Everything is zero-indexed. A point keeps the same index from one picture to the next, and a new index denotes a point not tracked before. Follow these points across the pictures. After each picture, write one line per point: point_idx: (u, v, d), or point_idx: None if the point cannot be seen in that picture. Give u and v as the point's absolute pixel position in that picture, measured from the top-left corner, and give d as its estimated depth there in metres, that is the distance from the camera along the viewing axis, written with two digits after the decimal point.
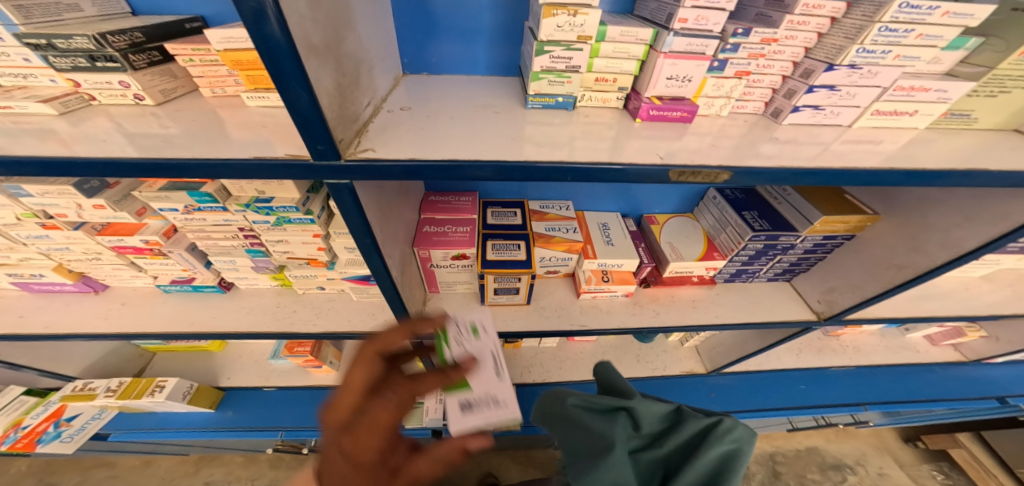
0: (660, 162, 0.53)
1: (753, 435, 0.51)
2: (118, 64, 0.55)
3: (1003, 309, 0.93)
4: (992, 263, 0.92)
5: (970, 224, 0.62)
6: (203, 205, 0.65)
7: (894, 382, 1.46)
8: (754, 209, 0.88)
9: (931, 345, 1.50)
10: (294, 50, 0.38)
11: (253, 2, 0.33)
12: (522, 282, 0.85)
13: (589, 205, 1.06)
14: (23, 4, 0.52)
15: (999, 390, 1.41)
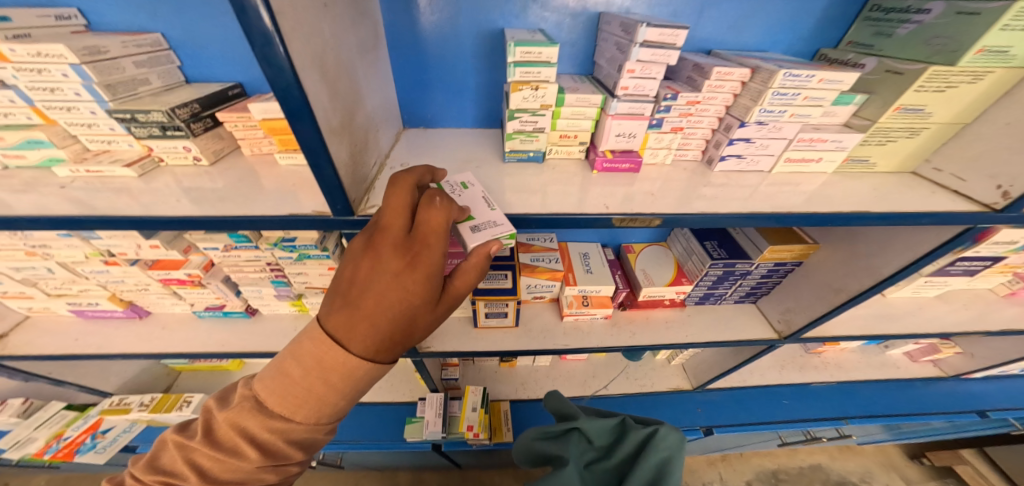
0: (606, 210, 0.63)
1: (682, 442, 0.62)
2: (183, 132, 0.66)
3: (955, 327, 1.00)
4: (941, 285, 1.00)
5: (886, 253, 0.73)
6: (239, 244, 0.78)
7: (875, 397, 1.52)
8: (714, 239, 0.98)
9: (910, 362, 1.56)
10: (321, 136, 0.51)
11: (294, 108, 0.47)
12: (509, 307, 0.95)
13: (572, 236, 1.15)
14: (111, 84, 0.62)
15: (980, 404, 1.49)
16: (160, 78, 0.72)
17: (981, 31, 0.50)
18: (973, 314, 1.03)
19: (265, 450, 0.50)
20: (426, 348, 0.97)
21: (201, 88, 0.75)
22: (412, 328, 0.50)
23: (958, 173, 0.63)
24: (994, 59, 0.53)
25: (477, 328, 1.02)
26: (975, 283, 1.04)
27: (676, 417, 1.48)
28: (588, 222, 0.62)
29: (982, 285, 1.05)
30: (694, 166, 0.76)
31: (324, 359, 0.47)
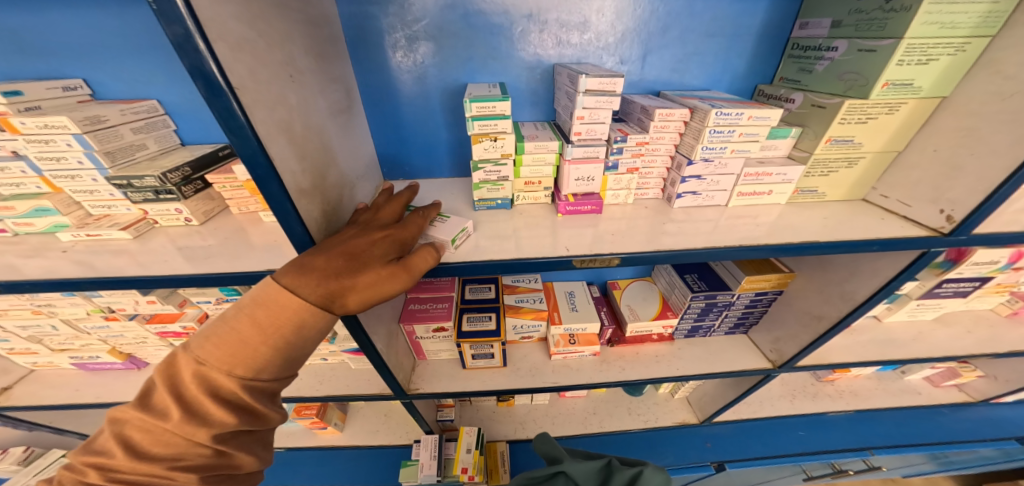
0: (566, 253, 0.64)
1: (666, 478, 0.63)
2: (174, 195, 0.72)
3: (960, 351, 0.95)
4: (936, 307, 0.96)
5: (856, 279, 0.73)
6: (229, 296, 0.82)
7: (900, 427, 1.41)
8: (694, 272, 0.98)
9: (936, 386, 1.43)
10: (288, 195, 0.54)
11: (260, 172, 0.50)
12: (494, 348, 0.93)
13: (557, 276, 1.14)
14: (111, 151, 0.69)
15: (1015, 430, 1.38)
16: (156, 142, 0.80)
17: (880, 67, 0.56)
18: (979, 338, 0.98)
19: (198, 410, 0.43)
20: (416, 390, 0.95)
21: (196, 149, 0.83)
22: (355, 261, 0.50)
23: (903, 199, 0.66)
24: (901, 92, 0.58)
25: (464, 369, 1.00)
26: (973, 304, 1.00)
27: (684, 454, 1.40)
28: (548, 265, 0.63)
29: (983, 304, 1.01)
30: (656, 203, 0.78)
31: (253, 301, 0.46)
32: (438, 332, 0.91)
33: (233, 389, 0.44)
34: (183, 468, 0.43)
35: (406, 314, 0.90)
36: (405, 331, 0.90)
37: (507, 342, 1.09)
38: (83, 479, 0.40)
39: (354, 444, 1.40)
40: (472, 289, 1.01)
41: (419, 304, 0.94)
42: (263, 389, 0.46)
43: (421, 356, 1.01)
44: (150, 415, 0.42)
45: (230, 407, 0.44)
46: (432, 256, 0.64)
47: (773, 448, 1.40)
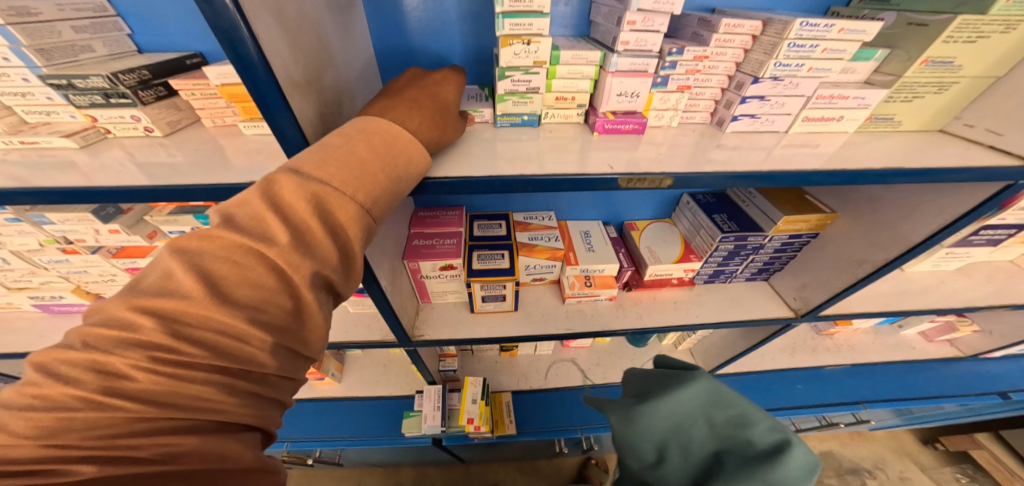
0: (611, 170, 0.57)
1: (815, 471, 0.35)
2: (130, 100, 0.59)
3: (979, 300, 0.94)
4: (963, 256, 0.94)
5: (914, 217, 0.68)
6: (208, 226, 0.72)
7: (888, 379, 1.47)
8: (723, 212, 0.92)
9: (927, 342, 1.49)
10: (279, 87, 0.43)
11: (241, 53, 0.39)
12: (507, 289, 0.87)
13: (572, 215, 1.07)
14: (44, 47, 0.55)
15: (1000, 385, 1.44)
16: (105, 46, 0.65)
17: None
18: (997, 288, 0.97)
19: (298, 236, 0.37)
20: (421, 336, 0.90)
21: (155, 56, 0.68)
22: (448, 114, 0.53)
23: (994, 127, 0.60)
24: None
25: (473, 311, 0.95)
26: (996, 254, 0.99)
27: None
28: (591, 183, 0.57)
29: (1005, 256, 1.00)
30: (703, 129, 0.70)
31: (372, 126, 0.43)
32: (445, 271, 0.83)
33: (337, 213, 0.39)
34: (261, 324, 0.35)
35: (410, 250, 0.81)
36: (410, 269, 0.82)
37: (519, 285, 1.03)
38: (129, 333, 0.31)
39: (354, 394, 1.37)
40: (480, 226, 0.94)
41: (424, 240, 0.84)
42: (364, 228, 0.41)
43: (426, 299, 0.95)
44: (242, 240, 0.35)
45: (332, 241, 0.39)
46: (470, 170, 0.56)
47: (768, 399, 1.43)
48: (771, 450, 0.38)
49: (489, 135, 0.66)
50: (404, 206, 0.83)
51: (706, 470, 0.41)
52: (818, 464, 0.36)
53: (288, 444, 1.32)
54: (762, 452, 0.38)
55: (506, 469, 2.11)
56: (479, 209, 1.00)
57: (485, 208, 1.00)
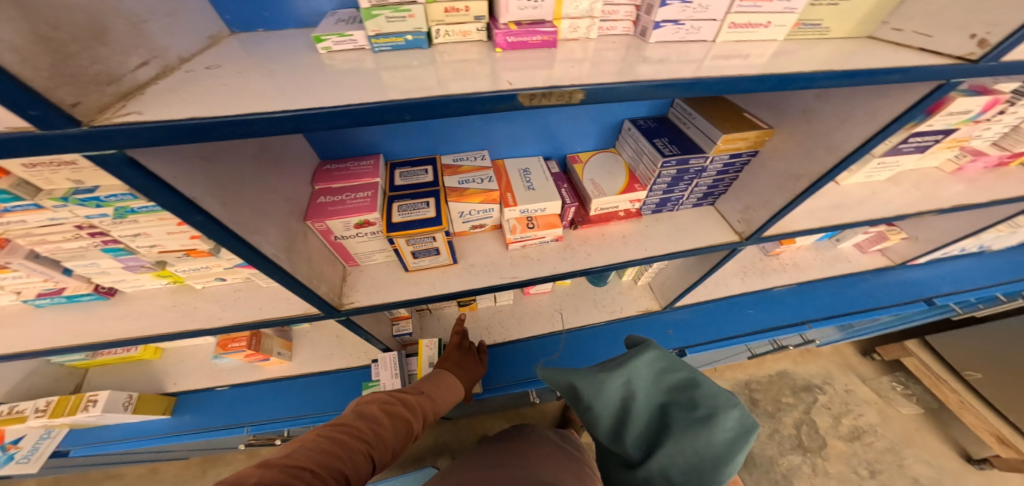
0: (509, 86, 0.46)
1: (750, 429, 0.58)
2: None
3: (909, 208, 0.95)
4: (893, 165, 0.93)
5: (846, 126, 0.64)
6: (9, 204, 0.47)
7: (829, 295, 1.55)
8: (664, 136, 0.87)
9: (861, 253, 1.56)
10: None
11: None
12: (438, 241, 0.78)
13: (508, 152, 0.98)
14: None
15: (926, 291, 1.55)
16: None
17: None
18: (924, 195, 0.98)
19: None
20: (351, 303, 0.80)
21: None
22: None
23: (922, 29, 0.54)
24: None
25: (407, 271, 0.87)
26: (923, 162, 1.00)
27: None
28: (480, 104, 0.45)
29: (931, 162, 1.00)
30: (627, 41, 0.61)
31: None
32: (363, 228, 0.71)
33: None
34: None
35: (314, 209, 0.67)
36: (318, 230, 0.68)
37: (455, 235, 0.95)
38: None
39: (307, 371, 1.29)
40: (403, 174, 0.83)
41: (331, 196, 0.70)
42: None
43: (352, 262, 0.85)
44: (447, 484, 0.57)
45: None
46: (337, 85, 0.44)
47: (724, 328, 1.48)
48: (713, 403, 0.61)
49: (369, 64, 0.50)
50: (297, 155, 0.66)
51: (661, 418, 0.64)
52: (754, 425, 0.59)
53: (249, 429, 1.24)
54: (707, 403, 0.61)
55: (492, 418, 2.19)
56: (400, 155, 0.87)
57: (406, 153, 0.87)
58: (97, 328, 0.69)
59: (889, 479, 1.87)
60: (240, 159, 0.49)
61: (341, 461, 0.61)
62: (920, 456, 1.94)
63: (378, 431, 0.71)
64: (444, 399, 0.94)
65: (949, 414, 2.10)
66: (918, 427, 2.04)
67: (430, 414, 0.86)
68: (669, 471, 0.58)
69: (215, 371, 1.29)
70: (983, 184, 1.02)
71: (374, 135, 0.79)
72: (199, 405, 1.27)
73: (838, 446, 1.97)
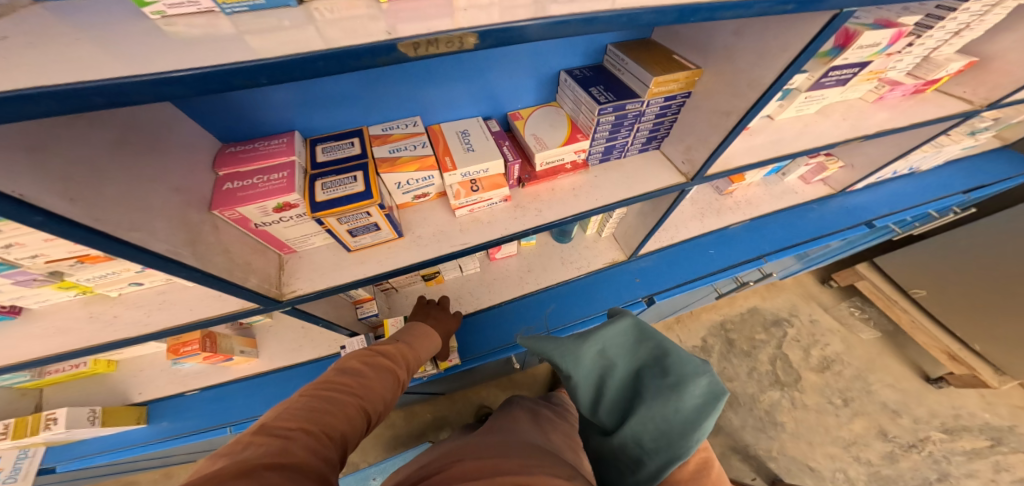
0: (387, 36, 0.41)
1: (720, 395, 0.62)
2: None
3: (839, 137, 0.97)
4: (820, 99, 0.95)
5: (762, 62, 0.63)
6: None
7: (780, 227, 1.63)
8: (600, 84, 0.85)
9: (805, 185, 1.58)
10: None
11: None
12: (374, 217, 0.74)
13: (444, 114, 0.91)
14: None
15: (867, 215, 1.63)
16: None
17: None
18: (852, 124, 1.01)
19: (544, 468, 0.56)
20: (293, 292, 0.76)
21: None
22: None
23: None
24: None
25: (351, 251, 0.83)
26: (846, 94, 1.02)
27: (620, 295, 1.46)
28: (355, 57, 0.40)
29: (855, 94, 1.04)
30: None
31: None
32: (284, 212, 0.65)
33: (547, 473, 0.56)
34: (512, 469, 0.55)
35: (220, 197, 0.60)
36: (231, 220, 0.62)
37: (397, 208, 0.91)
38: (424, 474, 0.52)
39: (277, 365, 1.24)
40: (325, 149, 0.75)
41: (240, 182, 0.63)
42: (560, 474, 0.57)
43: (287, 249, 0.79)
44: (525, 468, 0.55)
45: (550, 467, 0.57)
46: (172, 51, 0.37)
47: (688, 271, 1.53)
48: (685, 371, 0.65)
49: (225, 27, 0.40)
50: (187, 140, 0.59)
51: (636, 386, 0.69)
52: (724, 391, 0.62)
53: (232, 428, 1.29)
54: (679, 371, 0.65)
55: (488, 388, 2.26)
56: (321, 131, 0.80)
57: (328, 127, 0.80)
58: (7, 350, 0.64)
59: (860, 406, 2.05)
60: (88, 147, 0.43)
61: (333, 417, 0.60)
62: (885, 380, 2.13)
63: (366, 382, 0.72)
64: (424, 346, 0.96)
65: (905, 337, 2.29)
66: (880, 353, 2.23)
67: (412, 361, 0.89)
68: (641, 438, 0.62)
69: (178, 376, 1.21)
70: (902, 111, 1.09)
71: (285, 109, 0.72)
72: (176, 411, 1.28)
73: (811, 377, 2.13)
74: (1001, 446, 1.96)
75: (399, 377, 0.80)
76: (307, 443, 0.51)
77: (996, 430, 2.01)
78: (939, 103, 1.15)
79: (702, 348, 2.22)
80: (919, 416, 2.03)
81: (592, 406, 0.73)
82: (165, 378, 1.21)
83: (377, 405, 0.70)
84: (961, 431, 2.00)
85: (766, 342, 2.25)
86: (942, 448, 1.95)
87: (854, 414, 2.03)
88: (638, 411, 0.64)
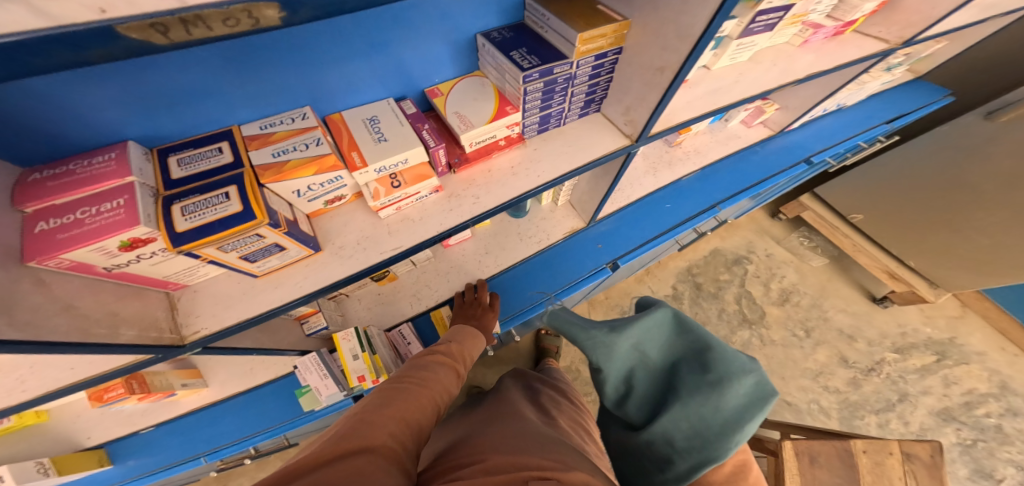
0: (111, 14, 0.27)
1: (767, 398, 0.62)
2: None
3: (774, 82, 0.88)
4: (751, 46, 0.84)
5: (689, 7, 0.52)
6: None
7: (732, 172, 1.56)
8: (522, 47, 0.72)
9: (747, 129, 1.44)
10: None
11: None
12: (270, 237, 0.62)
13: (346, 101, 0.78)
14: None
15: (805, 152, 1.56)
16: None
17: None
18: (782, 69, 0.91)
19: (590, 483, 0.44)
20: (197, 333, 0.66)
21: None
22: None
23: None
24: None
25: (260, 274, 0.72)
26: (774, 40, 0.92)
27: (584, 264, 1.39)
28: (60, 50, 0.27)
29: (782, 39, 0.93)
30: None
31: None
32: (137, 249, 0.53)
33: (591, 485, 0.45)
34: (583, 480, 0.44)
35: (35, 243, 0.47)
36: (62, 266, 0.50)
37: (309, 217, 0.78)
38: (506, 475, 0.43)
39: (232, 392, 1.17)
40: (182, 161, 0.62)
41: (59, 218, 0.50)
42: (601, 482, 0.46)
43: (174, 284, 0.68)
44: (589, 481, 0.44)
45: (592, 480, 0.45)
46: None
47: (646, 229, 1.47)
48: (729, 370, 0.65)
49: None
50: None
51: (671, 382, 0.70)
52: (769, 395, 0.62)
53: (205, 459, 1.23)
54: (721, 370, 0.65)
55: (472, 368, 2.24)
56: (172, 137, 0.66)
57: (184, 131, 0.66)
58: None
59: (820, 335, 2.11)
60: None
61: (406, 405, 0.51)
62: (838, 305, 2.18)
63: (429, 375, 0.62)
64: (476, 347, 0.84)
65: (850, 259, 2.32)
66: (828, 277, 2.27)
67: (471, 360, 0.78)
68: (673, 434, 0.63)
69: (124, 416, 1.12)
70: (824, 54, 0.99)
71: (115, 113, 0.58)
72: (138, 448, 1.22)
73: (774, 311, 2.17)
74: (947, 359, 2.05)
75: (460, 373, 0.70)
76: (393, 434, 0.45)
77: (939, 344, 2.09)
78: (858, 44, 1.06)
79: (673, 295, 2.21)
80: (871, 338, 2.10)
81: (620, 395, 0.76)
82: (111, 420, 1.13)
83: (444, 397, 0.60)
84: (910, 349, 2.07)
85: (728, 281, 2.25)
86: (897, 368, 2.03)
87: (816, 343, 2.09)
88: (673, 408, 0.65)
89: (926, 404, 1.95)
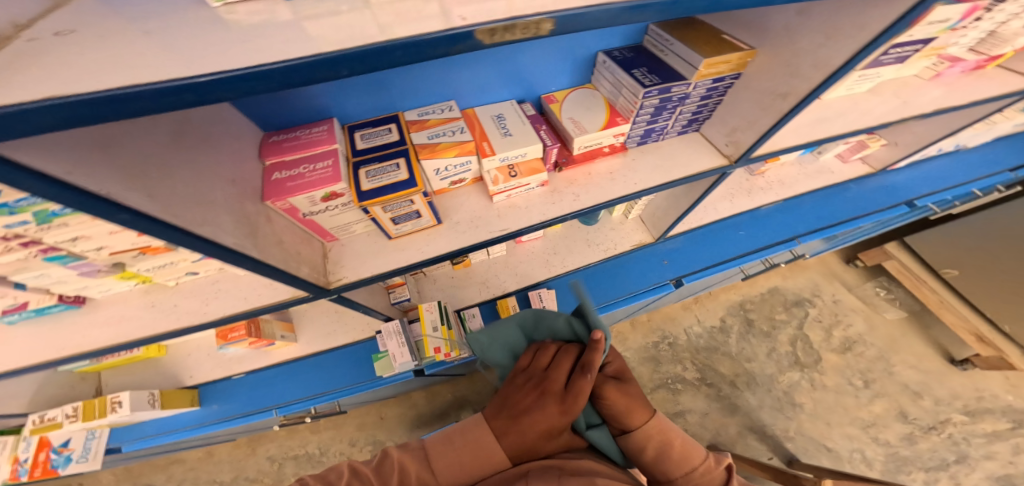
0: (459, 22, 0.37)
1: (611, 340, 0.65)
2: None
3: (890, 115, 0.94)
4: (873, 77, 0.89)
5: (831, 43, 0.61)
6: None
7: (814, 207, 1.60)
8: (642, 66, 0.82)
9: (844, 163, 1.50)
10: None
11: None
12: (417, 204, 0.73)
13: (478, 98, 0.90)
14: None
15: (908, 195, 1.58)
16: None
17: None
18: (905, 102, 0.98)
19: None
20: (340, 280, 0.78)
21: None
22: None
23: None
24: None
25: (391, 237, 0.84)
26: (902, 70, 0.95)
27: (646, 278, 1.47)
28: (429, 47, 0.37)
29: (908, 71, 0.97)
30: None
31: None
32: (331, 201, 0.65)
33: None
34: None
35: (271, 188, 0.60)
36: (281, 209, 0.63)
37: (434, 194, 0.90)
38: None
39: (316, 350, 1.30)
40: (364, 137, 0.75)
41: (287, 171, 0.63)
42: None
43: (330, 237, 0.81)
44: None
45: None
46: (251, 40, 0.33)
47: (718, 250, 1.53)
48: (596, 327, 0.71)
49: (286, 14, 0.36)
50: (231, 130, 0.59)
51: None
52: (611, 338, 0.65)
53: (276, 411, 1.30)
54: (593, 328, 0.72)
55: None
56: (354, 118, 0.80)
57: (364, 114, 0.80)
58: (88, 338, 0.70)
59: (881, 387, 2.03)
60: (154, 144, 0.43)
61: None
62: (907, 361, 2.10)
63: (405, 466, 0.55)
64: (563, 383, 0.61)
65: (932, 316, 2.23)
66: (904, 333, 2.18)
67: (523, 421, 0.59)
68: None
69: (227, 360, 1.27)
70: (957, 88, 1.04)
71: (321, 95, 0.72)
72: (224, 394, 1.30)
73: (832, 358, 2.12)
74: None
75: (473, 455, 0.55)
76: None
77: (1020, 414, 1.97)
78: (1002, 80, 1.07)
79: (721, 328, 2.21)
80: (941, 397, 2.01)
81: None
82: (214, 362, 1.28)
83: None
84: (982, 414, 1.98)
85: (787, 322, 2.21)
86: (963, 430, 1.94)
87: (875, 395, 2.02)
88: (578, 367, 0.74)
89: (986, 468, 1.86)
